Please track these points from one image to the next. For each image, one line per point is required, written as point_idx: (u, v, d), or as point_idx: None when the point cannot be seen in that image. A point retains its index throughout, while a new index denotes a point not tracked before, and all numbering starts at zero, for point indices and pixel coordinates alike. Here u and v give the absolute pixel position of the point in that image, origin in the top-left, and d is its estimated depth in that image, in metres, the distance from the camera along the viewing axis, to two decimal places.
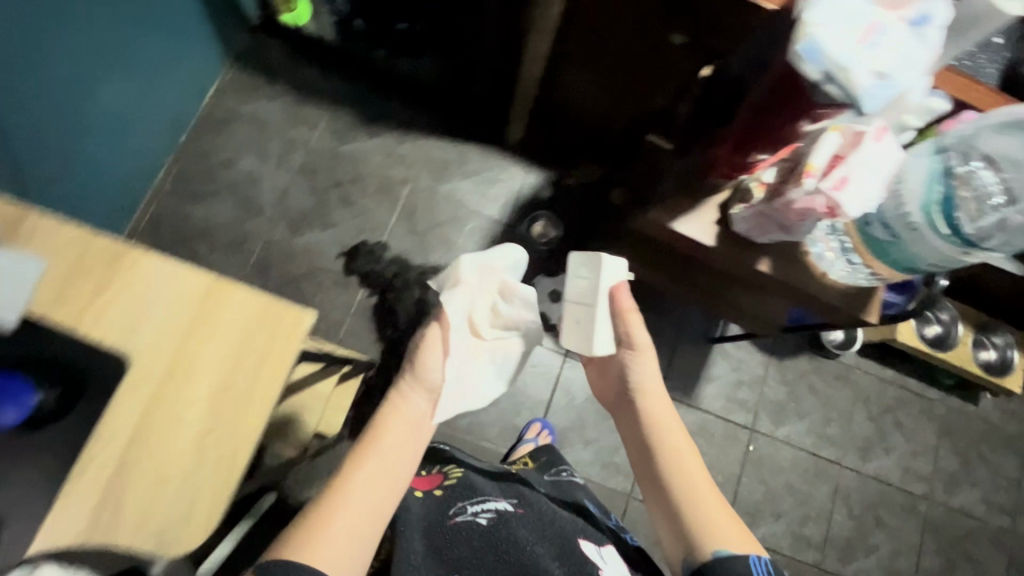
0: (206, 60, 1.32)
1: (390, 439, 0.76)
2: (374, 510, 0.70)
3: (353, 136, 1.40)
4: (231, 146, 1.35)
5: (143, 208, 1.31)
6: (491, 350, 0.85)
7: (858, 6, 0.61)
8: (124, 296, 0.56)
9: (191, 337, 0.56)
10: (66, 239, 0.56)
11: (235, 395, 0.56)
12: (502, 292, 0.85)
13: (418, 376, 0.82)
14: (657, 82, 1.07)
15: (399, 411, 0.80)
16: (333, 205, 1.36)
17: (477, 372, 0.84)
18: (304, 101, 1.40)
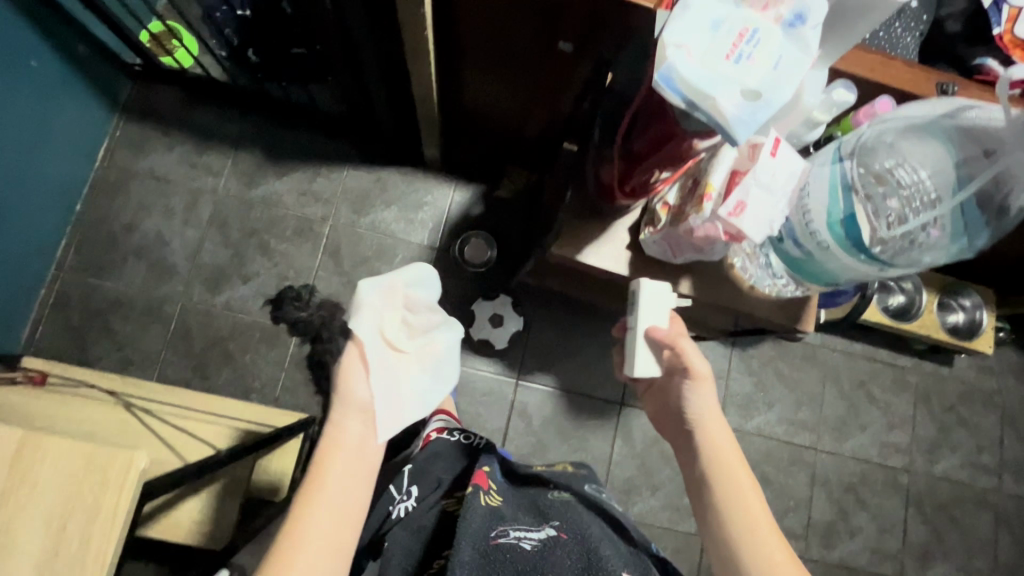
0: (88, 120, 1.22)
1: (340, 465, 0.71)
2: (338, 544, 0.66)
3: (262, 179, 1.31)
4: (133, 208, 1.27)
5: (48, 288, 1.22)
6: (418, 359, 0.82)
7: (722, 18, 0.54)
8: None
9: (6, 502, 0.49)
10: None
11: (66, 561, 0.49)
12: (408, 305, 0.81)
13: (344, 398, 0.75)
14: (559, 89, 0.98)
15: (340, 439, 0.73)
16: (250, 256, 1.28)
17: (408, 381, 0.80)
18: (204, 148, 1.31)
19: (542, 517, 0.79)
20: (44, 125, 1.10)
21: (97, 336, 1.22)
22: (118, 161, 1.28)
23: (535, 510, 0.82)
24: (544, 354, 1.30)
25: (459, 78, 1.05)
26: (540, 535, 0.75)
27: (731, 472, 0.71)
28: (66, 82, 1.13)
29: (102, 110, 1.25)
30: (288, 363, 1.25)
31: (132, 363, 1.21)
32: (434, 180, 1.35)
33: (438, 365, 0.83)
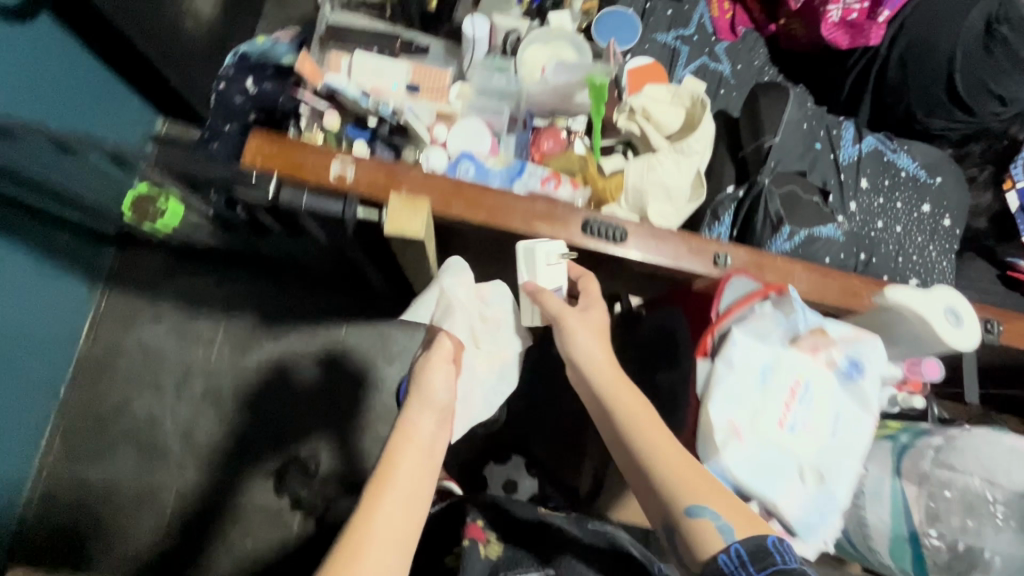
0: (70, 303, 1.16)
1: (410, 458, 0.57)
2: (401, 542, 0.51)
3: (257, 344, 1.25)
4: (121, 388, 1.20)
5: (32, 484, 1.14)
6: (490, 361, 0.75)
7: (769, 372, 0.48)
8: None
9: None
10: None
11: None
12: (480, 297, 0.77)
13: (422, 398, 0.64)
14: None
15: (412, 439, 0.60)
16: (246, 429, 1.21)
17: (479, 385, 0.75)
18: (195, 315, 1.25)
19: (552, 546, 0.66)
20: (22, 328, 1.04)
21: (85, 530, 1.14)
22: (104, 334, 1.22)
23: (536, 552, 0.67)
24: None
25: None
26: None
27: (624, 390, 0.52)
28: (45, 276, 1.08)
29: (86, 288, 1.19)
30: (287, 546, 1.16)
31: (123, 559, 1.13)
32: None
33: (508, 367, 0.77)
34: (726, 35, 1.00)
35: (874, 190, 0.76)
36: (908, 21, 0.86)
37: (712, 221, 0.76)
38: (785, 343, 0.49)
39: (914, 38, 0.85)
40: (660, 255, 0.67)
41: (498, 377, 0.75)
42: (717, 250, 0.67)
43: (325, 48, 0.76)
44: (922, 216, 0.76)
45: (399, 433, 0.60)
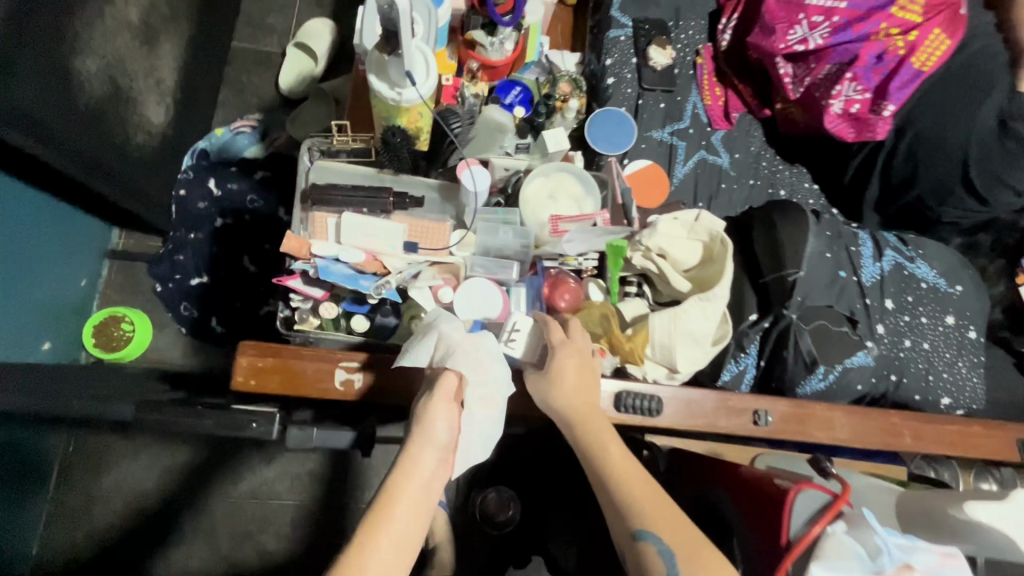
0: (34, 454, 1.03)
1: (408, 500, 0.51)
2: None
3: (245, 469, 1.11)
4: (100, 540, 1.08)
5: None
6: (482, 415, 0.58)
7: None
8: None
9: None
10: None
11: None
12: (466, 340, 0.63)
13: (425, 433, 0.53)
14: None
15: (413, 477, 0.52)
16: (245, 568, 1.09)
17: (468, 438, 0.58)
18: (174, 445, 1.13)
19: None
20: None
21: None
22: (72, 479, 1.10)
23: None
24: None
25: None
26: None
27: (591, 428, 0.57)
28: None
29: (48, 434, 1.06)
30: None
31: None
32: None
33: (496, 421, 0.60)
34: (721, 124, 0.96)
35: (899, 308, 0.74)
36: (918, 108, 0.83)
37: (737, 352, 0.72)
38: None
39: (921, 132, 0.83)
40: (695, 421, 0.63)
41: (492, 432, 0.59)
42: (755, 407, 0.64)
43: (308, 206, 0.69)
44: (947, 330, 0.75)
45: (400, 470, 0.52)
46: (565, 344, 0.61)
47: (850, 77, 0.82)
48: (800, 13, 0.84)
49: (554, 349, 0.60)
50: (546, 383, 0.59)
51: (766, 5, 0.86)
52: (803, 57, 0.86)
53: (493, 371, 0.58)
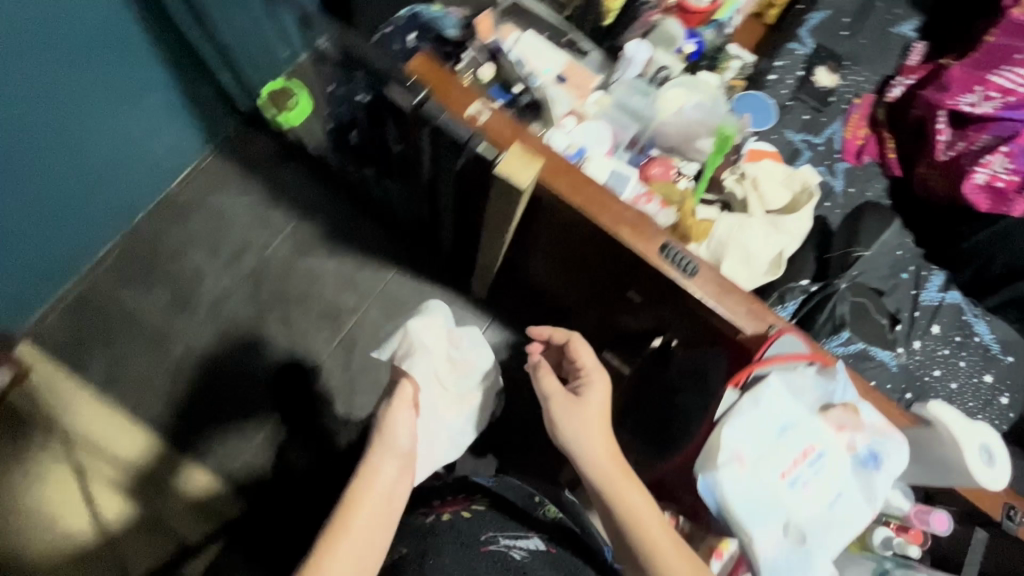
0: (183, 145, 1.27)
1: (369, 506, 0.67)
2: (366, 563, 0.63)
3: (313, 251, 1.33)
4: (182, 237, 1.29)
5: (74, 283, 1.23)
6: (459, 402, 0.98)
7: (782, 417, 0.50)
8: None
9: None
10: None
11: None
12: (450, 342, 0.98)
13: (388, 443, 0.74)
14: (610, 313, 0.95)
15: (373, 481, 0.70)
16: (271, 321, 1.28)
17: (446, 428, 0.95)
18: (273, 203, 1.35)
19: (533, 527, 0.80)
20: (132, 143, 1.15)
21: (96, 334, 1.22)
22: (193, 186, 1.32)
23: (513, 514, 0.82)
24: None
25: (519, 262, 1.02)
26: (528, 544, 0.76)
27: (621, 481, 0.69)
28: (177, 114, 1.20)
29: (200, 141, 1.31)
30: (262, 441, 1.21)
31: (114, 381, 1.20)
32: (472, 314, 1.33)
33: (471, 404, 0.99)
34: (851, 157, 1.04)
35: (942, 339, 0.77)
36: None
37: (776, 303, 0.76)
38: (815, 409, 0.51)
39: None
40: (725, 301, 0.68)
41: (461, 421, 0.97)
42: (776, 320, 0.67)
43: (502, 17, 0.84)
44: (980, 385, 0.76)
45: (366, 480, 0.69)
46: (596, 373, 0.77)
47: (1005, 151, 0.88)
48: (979, 85, 0.91)
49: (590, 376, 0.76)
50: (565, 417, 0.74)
51: (952, 70, 0.94)
52: (965, 125, 0.93)
53: (468, 369, 0.98)
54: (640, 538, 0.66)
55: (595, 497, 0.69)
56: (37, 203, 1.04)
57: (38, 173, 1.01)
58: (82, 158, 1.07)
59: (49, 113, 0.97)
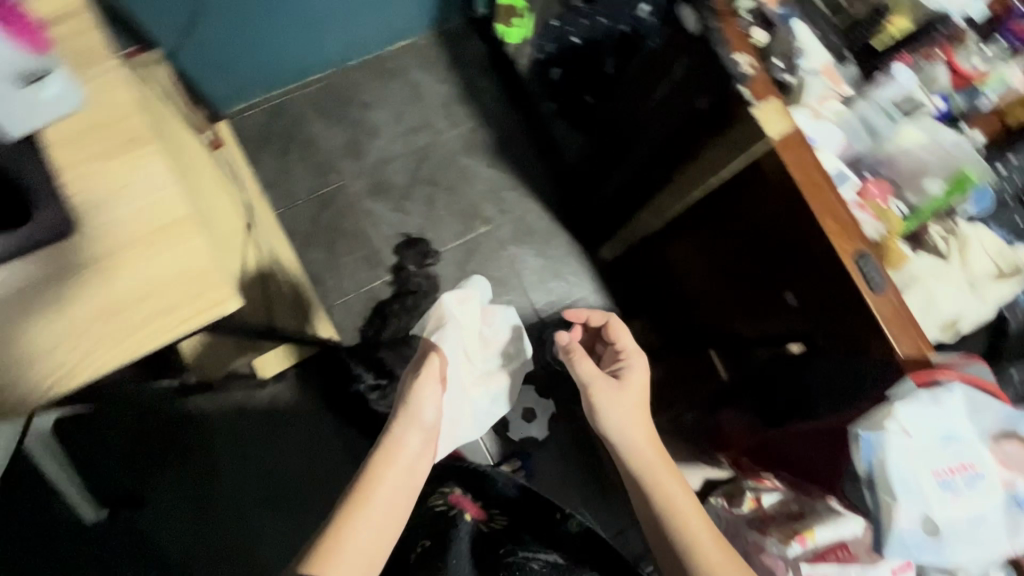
0: (416, 18, 1.38)
1: (390, 485, 0.75)
2: (383, 532, 0.71)
3: (476, 155, 1.42)
4: (377, 95, 1.41)
5: (278, 93, 1.36)
6: (483, 381, 1.04)
7: (960, 433, 0.64)
8: (172, 240, 0.56)
9: (113, 255, 0.55)
10: (143, 146, 0.57)
11: (128, 315, 0.54)
12: (485, 318, 1.08)
13: (410, 418, 0.81)
14: (739, 312, 0.96)
15: (398, 453, 0.78)
16: (417, 197, 1.38)
17: (469, 402, 1.01)
18: (462, 101, 1.45)
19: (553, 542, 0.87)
20: None
21: (277, 142, 1.35)
22: (404, 56, 1.43)
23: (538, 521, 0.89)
24: (543, 476, 1.25)
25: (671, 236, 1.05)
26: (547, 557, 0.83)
27: (655, 471, 0.81)
28: None
29: (429, 21, 1.42)
30: (368, 292, 1.31)
31: (275, 187, 1.33)
32: (587, 271, 1.37)
33: (494, 382, 1.05)
34: None
35: None
36: None
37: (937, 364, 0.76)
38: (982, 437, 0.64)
39: None
40: (894, 321, 0.69)
41: (489, 396, 1.03)
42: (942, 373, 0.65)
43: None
44: None
45: (385, 451, 0.77)
46: (636, 361, 0.91)
47: None
48: None
49: (631, 365, 0.90)
50: (604, 406, 0.86)
51: None
52: None
53: (496, 343, 1.08)
54: (682, 537, 0.77)
55: (633, 479, 0.83)
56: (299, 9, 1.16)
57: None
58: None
59: None
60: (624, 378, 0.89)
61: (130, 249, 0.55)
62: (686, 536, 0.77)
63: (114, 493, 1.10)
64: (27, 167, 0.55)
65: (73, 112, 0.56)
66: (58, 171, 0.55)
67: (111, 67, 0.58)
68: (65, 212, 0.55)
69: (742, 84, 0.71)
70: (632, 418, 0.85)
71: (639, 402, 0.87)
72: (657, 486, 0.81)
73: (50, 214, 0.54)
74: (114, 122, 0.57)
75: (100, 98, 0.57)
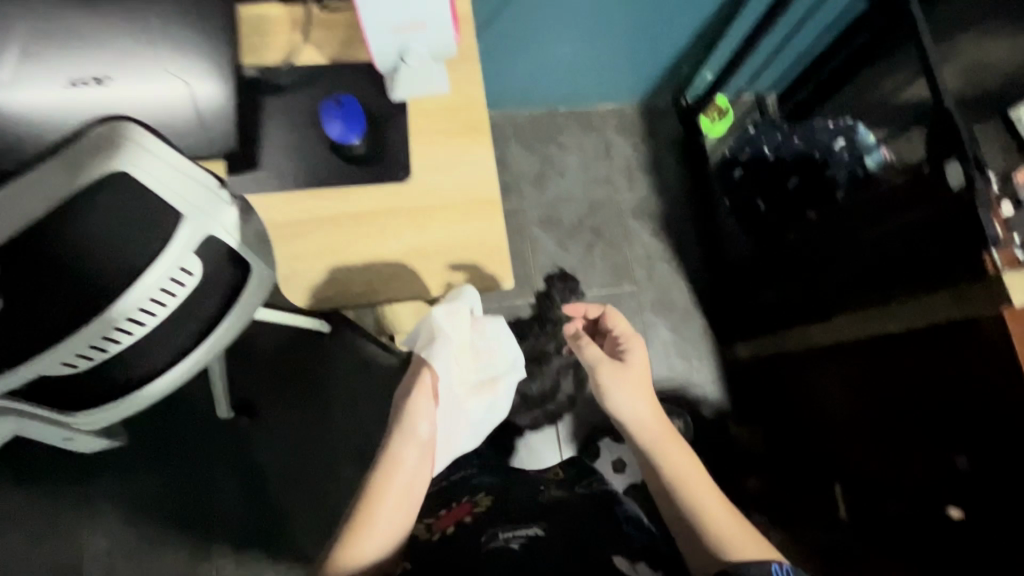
0: (631, 90, 1.53)
1: (392, 499, 0.62)
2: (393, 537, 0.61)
3: (643, 222, 1.51)
4: (574, 142, 1.55)
5: (493, 115, 1.54)
6: (477, 387, 0.78)
7: None
8: (479, 216, 0.67)
9: (430, 212, 0.67)
10: (479, 134, 0.69)
11: (426, 263, 0.66)
12: (473, 326, 0.78)
13: (404, 430, 0.65)
14: (883, 457, 0.96)
15: (394, 470, 0.63)
16: (579, 240, 1.47)
17: (466, 417, 0.77)
18: (645, 170, 1.55)
19: (533, 515, 0.81)
20: (618, 66, 1.42)
21: None
22: (607, 117, 1.57)
23: (524, 499, 0.86)
24: None
25: (827, 360, 1.07)
26: (526, 533, 0.76)
27: (665, 449, 0.76)
28: (653, 71, 1.46)
29: (640, 95, 1.55)
30: (509, 306, 1.41)
31: None
32: (715, 361, 1.40)
33: (491, 386, 0.79)
34: None
35: None
36: None
37: None
38: None
39: None
40: None
41: (488, 407, 0.80)
42: None
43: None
44: None
45: (382, 463, 0.63)
46: (635, 340, 0.83)
47: None
48: None
49: (632, 351, 0.84)
50: (609, 388, 0.81)
51: None
52: None
53: (499, 346, 0.80)
54: (694, 507, 0.72)
55: (642, 455, 0.78)
56: (550, 57, 1.33)
57: (571, 41, 1.29)
58: (593, 51, 1.34)
59: (616, 17, 1.24)
60: (627, 360, 0.83)
61: (446, 214, 0.67)
62: (709, 520, 0.70)
63: (241, 398, 1.22)
64: (390, 129, 0.68)
65: (438, 95, 0.69)
66: (411, 134, 0.68)
67: (474, 67, 0.70)
68: (407, 170, 0.67)
69: (996, 248, 0.76)
70: (633, 388, 0.81)
71: (644, 378, 0.81)
72: (665, 460, 0.75)
73: (399, 168, 0.67)
74: (461, 111, 0.69)
75: (461, 89, 0.69)
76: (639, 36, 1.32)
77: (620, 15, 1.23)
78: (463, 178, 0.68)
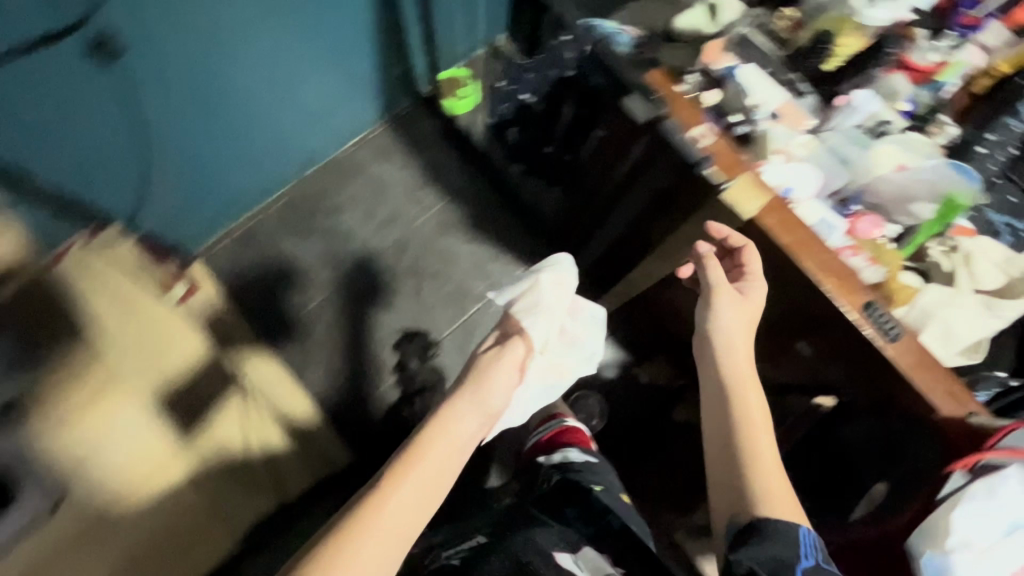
0: (362, 115, 1.38)
1: (435, 454, 0.64)
2: (406, 534, 0.58)
3: (454, 233, 1.40)
4: (343, 197, 1.40)
5: (244, 219, 1.35)
6: (560, 370, 0.89)
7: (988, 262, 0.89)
8: (188, 462, 0.71)
9: (125, 496, 0.66)
10: (119, 396, 0.68)
11: (161, 538, 0.68)
12: (572, 309, 0.93)
13: (476, 389, 0.72)
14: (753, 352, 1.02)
15: (450, 428, 0.67)
16: (403, 290, 1.36)
17: (528, 387, 0.86)
18: (427, 182, 1.43)
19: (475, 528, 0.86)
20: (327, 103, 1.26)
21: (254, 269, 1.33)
22: (361, 153, 1.43)
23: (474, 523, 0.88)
24: None
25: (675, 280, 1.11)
26: (468, 547, 0.81)
27: (750, 387, 0.73)
28: (367, 88, 1.31)
29: (376, 113, 1.40)
30: (376, 399, 1.28)
31: (261, 315, 1.31)
32: None
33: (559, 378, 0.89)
34: None
35: None
36: None
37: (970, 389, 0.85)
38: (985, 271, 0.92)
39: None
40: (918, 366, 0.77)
41: (551, 385, 0.89)
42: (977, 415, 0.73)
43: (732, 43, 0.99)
44: None
45: (417, 440, 0.65)
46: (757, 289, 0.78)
47: None
48: None
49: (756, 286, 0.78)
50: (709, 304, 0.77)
51: None
52: None
53: (581, 336, 0.91)
54: (751, 453, 0.67)
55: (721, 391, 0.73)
56: (247, 136, 1.15)
57: (255, 111, 1.12)
58: (289, 106, 1.18)
59: (280, 64, 1.07)
60: (744, 294, 0.79)
61: (143, 487, 0.67)
62: (770, 454, 0.68)
63: None
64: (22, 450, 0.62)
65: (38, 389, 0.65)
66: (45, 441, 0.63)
67: (67, 334, 0.69)
68: (62, 479, 0.63)
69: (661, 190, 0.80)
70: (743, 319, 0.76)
71: (751, 319, 0.77)
72: (743, 409, 0.70)
73: (56, 480, 0.63)
74: (83, 387, 0.67)
75: (65, 368, 0.67)
76: (321, 65, 1.16)
77: (281, 60, 1.07)
78: (127, 449, 0.67)
